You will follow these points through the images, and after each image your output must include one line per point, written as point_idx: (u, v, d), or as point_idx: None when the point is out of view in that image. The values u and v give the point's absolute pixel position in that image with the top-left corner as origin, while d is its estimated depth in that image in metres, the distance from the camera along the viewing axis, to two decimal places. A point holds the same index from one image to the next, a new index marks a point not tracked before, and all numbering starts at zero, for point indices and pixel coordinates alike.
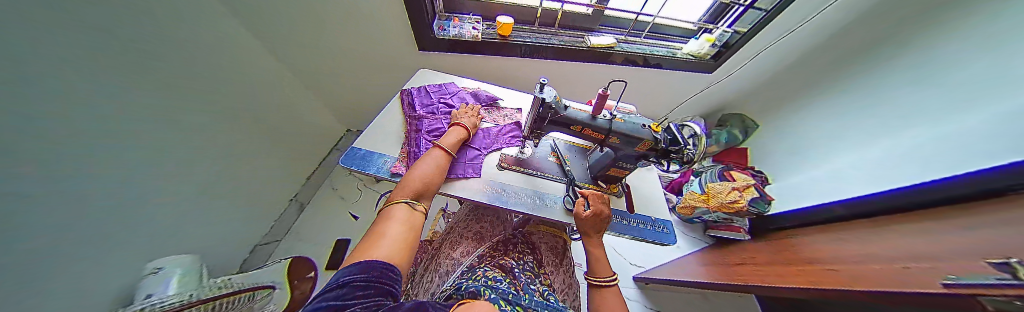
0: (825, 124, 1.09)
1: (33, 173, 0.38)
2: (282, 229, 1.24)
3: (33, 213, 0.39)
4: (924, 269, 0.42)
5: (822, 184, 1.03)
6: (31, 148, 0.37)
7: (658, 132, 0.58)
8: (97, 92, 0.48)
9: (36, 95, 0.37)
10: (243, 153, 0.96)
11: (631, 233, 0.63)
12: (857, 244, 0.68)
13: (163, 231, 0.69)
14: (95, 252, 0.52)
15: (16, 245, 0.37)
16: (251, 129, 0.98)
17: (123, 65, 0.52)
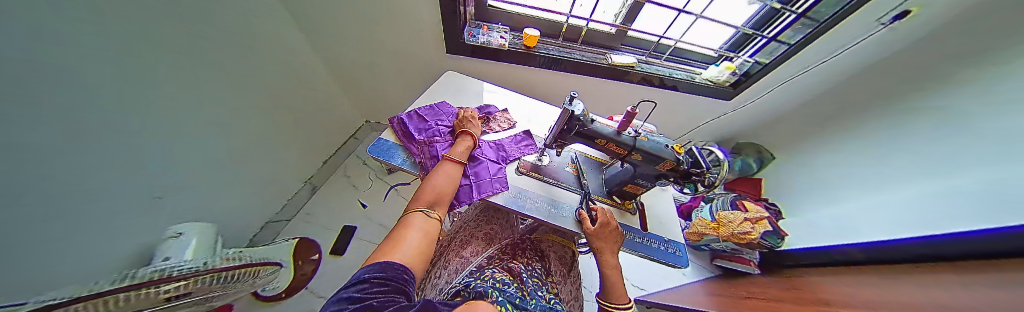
0: (853, 163, 1.06)
1: (61, 127, 0.39)
2: (293, 209, 1.27)
3: (56, 165, 0.40)
4: None
5: (847, 224, 1.00)
6: (62, 101, 0.38)
7: (681, 153, 0.58)
8: (134, 57, 0.50)
9: (71, 51, 0.38)
10: (264, 132, 0.99)
11: (645, 252, 0.62)
12: (881, 289, 0.65)
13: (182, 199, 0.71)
14: (116, 211, 0.54)
15: (35, 195, 0.38)
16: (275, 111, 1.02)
17: (162, 35, 0.54)
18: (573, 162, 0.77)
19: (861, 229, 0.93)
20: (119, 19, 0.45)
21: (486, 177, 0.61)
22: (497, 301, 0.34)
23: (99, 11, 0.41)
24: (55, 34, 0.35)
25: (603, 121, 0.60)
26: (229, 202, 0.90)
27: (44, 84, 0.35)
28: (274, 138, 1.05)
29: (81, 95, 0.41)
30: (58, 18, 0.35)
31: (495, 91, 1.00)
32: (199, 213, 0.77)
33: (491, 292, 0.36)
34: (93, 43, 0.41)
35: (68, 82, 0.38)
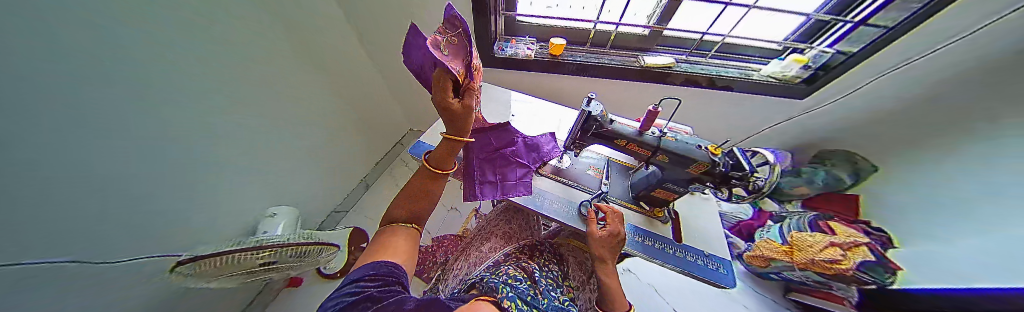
0: (1019, 173, 0.75)
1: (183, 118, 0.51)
2: (350, 202, 1.46)
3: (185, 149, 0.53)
4: None
5: (994, 258, 0.74)
6: (180, 96, 0.49)
7: (718, 155, 0.52)
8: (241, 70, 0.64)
9: (190, 58, 0.50)
10: (335, 137, 1.20)
11: (679, 265, 0.55)
12: None
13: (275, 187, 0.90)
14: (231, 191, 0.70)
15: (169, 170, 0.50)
16: (347, 122, 1.24)
17: (259, 53, 0.70)
18: (599, 167, 0.75)
19: (1003, 268, 0.70)
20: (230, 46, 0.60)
21: (513, 180, 0.60)
22: (507, 295, 0.34)
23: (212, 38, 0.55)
24: (176, 53, 0.47)
25: (625, 121, 0.58)
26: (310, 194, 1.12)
27: (174, 92, 0.47)
28: (345, 144, 1.28)
29: (207, 102, 0.56)
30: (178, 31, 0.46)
31: (522, 99, 1.05)
32: (287, 200, 0.97)
33: (503, 287, 0.36)
34: (211, 64, 0.55)
35: (195, 92, 0.52)
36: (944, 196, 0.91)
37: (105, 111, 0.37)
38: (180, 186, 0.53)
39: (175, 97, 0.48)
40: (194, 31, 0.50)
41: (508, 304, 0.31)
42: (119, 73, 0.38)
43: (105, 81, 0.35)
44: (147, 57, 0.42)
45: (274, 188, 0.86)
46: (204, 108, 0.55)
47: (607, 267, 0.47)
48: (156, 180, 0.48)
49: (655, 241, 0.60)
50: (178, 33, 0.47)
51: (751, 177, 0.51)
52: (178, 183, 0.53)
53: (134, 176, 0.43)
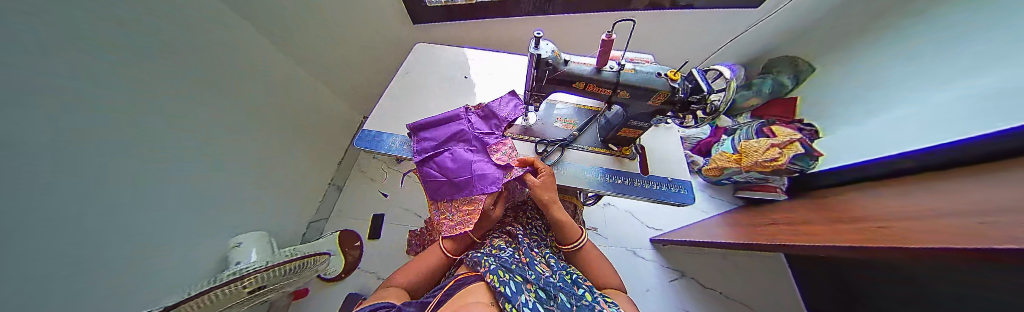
0: (899, 62, 0.97)
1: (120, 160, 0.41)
2: (327, 208, 1.33)
3: (135, 197, 0.44)
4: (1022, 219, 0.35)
5: (883, 135, 0.97)
6: (112, 135, 0.39)
7: (677, 81, 0.51)
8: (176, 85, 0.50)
9: (111, 82, 0.38)
10: (298, 141, 1.04)
11: (643, 195, 0.61)
12: (943, 196, 0.58)
13: (249, 211, 0.80)
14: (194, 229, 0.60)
15: (109, 228, 0.40)
16: (308, 123, 1.09)
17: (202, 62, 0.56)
18: (569, 117, 0.74)
19: (886, 140, 0.95)
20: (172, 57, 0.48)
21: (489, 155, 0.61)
22: (490, 270, 0.34)
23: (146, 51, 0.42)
24: (108, 83, 0.37)
25: (583, 59, 0.53)
26: (285, 207, 1.03)
27: (104, 132, 0.37)
28: (309, 148, 1.14)
29: (151, 134, 0.45)
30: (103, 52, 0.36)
31: (477, 56, 0.91)
32: (258, 223, 0.86)
33: (487, 259, 0.38)
34: (148, 85, 0.44)
35: (132, 125, 0.42)
36: (869, 88, 1.07)
37: (34, 176, 0.28)
38: (130, 237, 0.45)
39: (106, 139, 0.38)
40: (124, 49, 0.39)
41: (493, 279, 0.33)
42: (45, 127, 0.29)
43: (29, 136, 0.27)
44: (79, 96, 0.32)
45: (242, 212, 0.77)
46: (147, 142, 0.44)
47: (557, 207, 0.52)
48: (103, 239, 0.39)
49: (623, 178, 0.64)
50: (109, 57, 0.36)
51: (709, 97, 0.51)
52: (129, 235, 0.44)
53: (74, 244, 0.35)
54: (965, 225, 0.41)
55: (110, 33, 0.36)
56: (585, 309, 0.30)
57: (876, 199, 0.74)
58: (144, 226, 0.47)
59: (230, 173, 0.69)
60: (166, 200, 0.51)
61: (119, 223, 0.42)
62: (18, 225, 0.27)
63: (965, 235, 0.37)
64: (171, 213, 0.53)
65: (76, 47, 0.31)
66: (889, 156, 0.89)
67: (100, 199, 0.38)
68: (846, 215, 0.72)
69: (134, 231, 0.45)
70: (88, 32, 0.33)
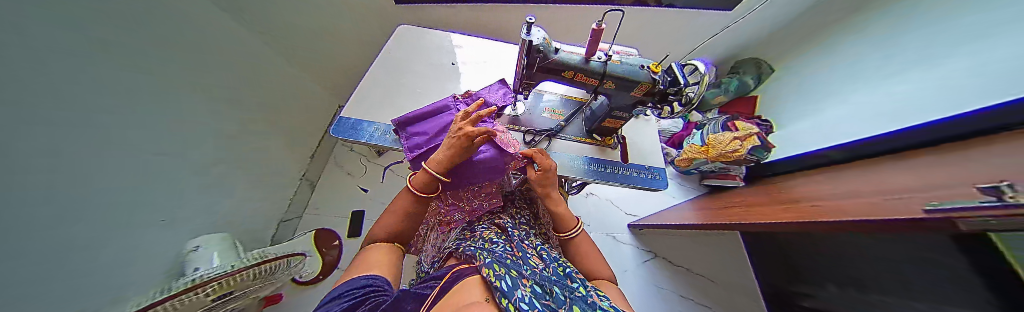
0: (846, 67, 1.16)
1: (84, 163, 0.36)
2: (301, 205, 1.24)
3: (102, 201, 0.40)
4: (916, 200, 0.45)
5: (831, 129, 1.14)
6: (79, 135, 0.35)
7: (658, 73, 0.54)
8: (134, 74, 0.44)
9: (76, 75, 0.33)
10: (270, 133, 0.95)
11: (623, 182, 0.66)
12: (863, 181, 0.70)
13: (213, 212, 0.72)
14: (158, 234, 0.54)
15: (82, 237, 0.36)
16: (281, 111, 0.99)
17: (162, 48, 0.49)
18: (557, 108, 0.75)
19: (840, 131, 1.09)
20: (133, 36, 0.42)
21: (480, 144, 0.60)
22: (487, 264, 0.33)
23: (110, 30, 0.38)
24: (80, 66, 0.33)
25: (571, 49, 0.54)
26: (255, 204, 0.94)
27: (74, 120, 0.33)
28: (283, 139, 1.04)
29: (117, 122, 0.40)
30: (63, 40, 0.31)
31: (463, 43, 0.88)
32: (224, 225, 0.78)
33: (481, 253, 0.37)
34: (108, 69, 0.39)
35: (97, 112, 0.37)
36: (827, 89, 1.23)
37: (26, 165, 0.27)
38: (101, 239, 0.40)
39: (78, 126, 0.34)
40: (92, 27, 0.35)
41: (490, 273, 0.31)
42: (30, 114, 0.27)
43: (21, 122, 0.25)
44: (57, 80, 0.30)
45: (206, 210, 0.69)
46: (109, 132, 0.39)
47: (553, 199, 0.54)
48: (74, 245, 0.35)
49: (607, 166, 0.67)
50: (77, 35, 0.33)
51: (685, 89, 0.54)
52: (99, 236, 0.40)
53: (56, 254, 0.32)
54: (878, 203, 0.49)
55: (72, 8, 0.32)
56: (583, 304, 0.26)
57: (812, 185, 0.87)
58: (111, 225, 0.42)
59: (195, 170, 0.62)
60: (132, 196, 0.46)
61: (93, 219, 0.38)
62: (14, 211, 0.26)
63: (882, 209, 0.45)
64: (138, 210, 0.47)
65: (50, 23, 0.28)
66: (840, 145, 1.04)
67: (75, 192, 0.35)
68: (792, 196, 0.83)
69: (104, 229, 0.41)
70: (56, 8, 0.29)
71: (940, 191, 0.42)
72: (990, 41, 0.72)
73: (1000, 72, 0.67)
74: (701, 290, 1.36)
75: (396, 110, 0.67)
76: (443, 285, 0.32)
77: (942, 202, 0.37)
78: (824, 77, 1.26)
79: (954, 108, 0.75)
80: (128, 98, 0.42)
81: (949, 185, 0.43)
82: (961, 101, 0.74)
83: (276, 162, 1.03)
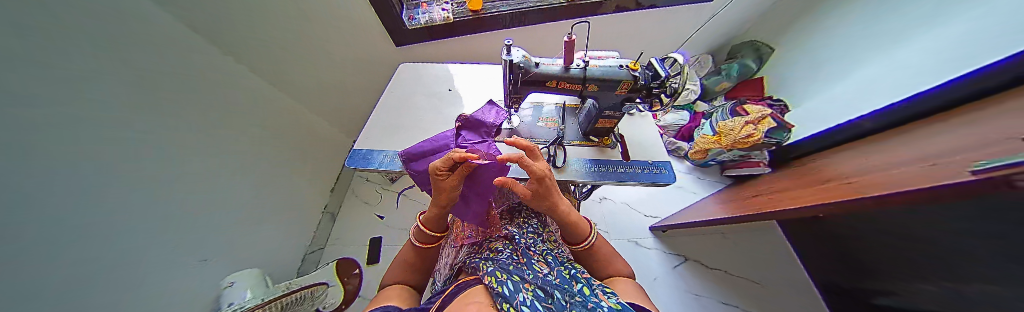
0: (840, 44, 1.18)
1: (94, 214, 0.39)
2: (323, 238, 1.30)
3: (112, 248, 0.42)
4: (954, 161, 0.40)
5: (849, 103, 1.08)
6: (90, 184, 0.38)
7: (637, 70, 0.56)
8: (155, 128, 0.48)
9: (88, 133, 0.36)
10: (289, 172, 1.02)
11: (629, 180, 0.65)
12: (900, 150, 0.63)
13: (236, 252, 0.76)
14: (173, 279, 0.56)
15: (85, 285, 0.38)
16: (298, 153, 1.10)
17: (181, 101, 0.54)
18: (551, 117, 0.78)
19: (858, 102, 1.04)
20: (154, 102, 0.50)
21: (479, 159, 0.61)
22: (490, 271, 0.34)
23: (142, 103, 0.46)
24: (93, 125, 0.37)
25: (551, 61, 0.57)
26: (276, 240, 1.00)
27: (99, 180, 0.39)
28: (301, 178, 1.14)
29: (137, 178, 0.46)
30: (79, 104, 0.35)
31: (459, 70, 0.95)
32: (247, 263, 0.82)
33: (485, 263, 0.38)
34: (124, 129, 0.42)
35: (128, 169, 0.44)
36: (832, 68, 1.21)
37: (17, 222, 0.28)
38: (116, 284, 0.44)
39: (103, 184, 0.40)
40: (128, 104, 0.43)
41: (492, 280, 0.32)
42: (47, 178, 0.31)
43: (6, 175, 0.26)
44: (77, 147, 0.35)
45: (229, 249, 0.75)
46: (134, 189, 0.46)
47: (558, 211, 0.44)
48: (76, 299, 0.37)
49: (610, 166, 0.67)
50: (107, 110, 0.39)
51: (668, 81, 0.55)
52: (112, 283, 0.43)
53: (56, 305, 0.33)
54: (917, 170, 0.44)
55: (110, 92, 0.40)
56: (583, 306, 0.26)
57: (842, 161, 0.81)
58: (125, 273, 0.46)
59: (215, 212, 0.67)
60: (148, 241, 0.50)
61: (109, 267, 0.42)
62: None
63: (920, 176, 0.40)
64: (151, 256, 0.51)
65: (77, 97, 0.34)
66: (865, 115, 0.97)
67: (91, 243, 0.39)
68: (823, 176, 0.76)
69: (120, 274, 0.45)
70: (83, 89, 0.36)
71: (981, 149, 0.37)
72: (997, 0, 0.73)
73: (1013, 26, 0.67)
74: (747, 294, 1.21)
75: (402, 137, 0.73)
76: (445, 297, 0.33)
77: (986, 160, 0.33)
78: (827, 55, 1.24)
79: (979, 60, 0.71)
80: (150, 155, 0.49)
81: (996, 140, 0.37)
82: (972, 60, 0.73)
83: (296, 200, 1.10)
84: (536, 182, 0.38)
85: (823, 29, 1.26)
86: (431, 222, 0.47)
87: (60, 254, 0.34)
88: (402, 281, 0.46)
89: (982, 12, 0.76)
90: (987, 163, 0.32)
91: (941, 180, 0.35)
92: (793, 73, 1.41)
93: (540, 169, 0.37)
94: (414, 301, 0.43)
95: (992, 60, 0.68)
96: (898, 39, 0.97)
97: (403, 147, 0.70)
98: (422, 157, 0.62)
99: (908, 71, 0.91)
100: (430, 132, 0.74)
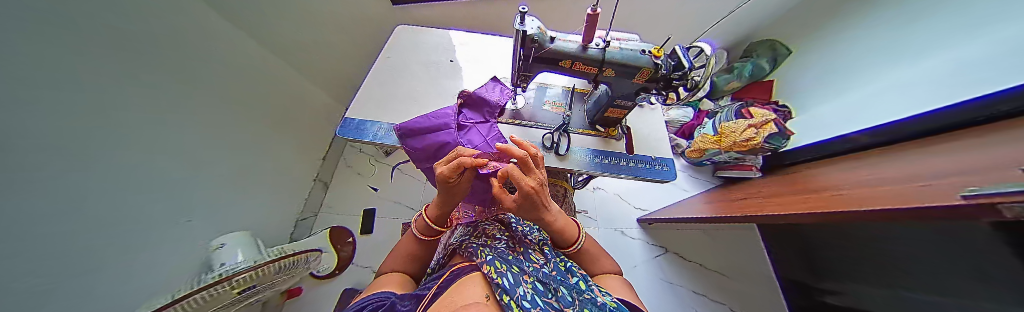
0: (849, 55, 1.15)
1: (67, 172, 0.37)
2: (315, 205, 1.30)
3: (84, 206, 0.40)
4: (940, 184, 0.41)
5: (847, 117, 1.09)
6: (59, 140, 0.35)
7: (660, 57, 0.52)
8: (111, 79, 0.43)
9: (53, 84, 0.33)
10: (270, 135, 0.97)
11: (628, 174, 0.64)
12: (891, 167, 0.64)
13: (215, 216, 0.74)
14: (150, 241, 0.55)
15: (64, 242, 0.37)
16: (286, 116, 1.05)
17: (140, 52, 0.48)
18: (558, 101, 0.75)
19: (874, 110, 0.99)
20: (120, 48, 0.44)
21: (479, 142, 0.60)
22: (487, 261, 0.34)
23: (100, 46, 0.40)
24: (56, 76, 0.34)
25: (569, 38, 0.53)
26: (265, 205, 0.99)
27: (65, 130, 0.36)
28: (290, 142, 1.09)
29: (107, 131, 0.43)
30: (41, 51, 0.31)
31: (463, 40, 0.87)
32: (233, 227, 0.82)
33: (482, 250, 0.38)
34: (86, 77, 0.39)
35: (91, 121, 0.40)
36: (837, 79, 1.19)
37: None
38: (95, 236, 0.43)
39: (70, 135, 0.37)
40: (83, 44, 0.38)
41: (491, 270, 0.32)
42: (19, 124, 0.29)
43: None
44: (44, 93, 0.32)
45: (212, 211, 0.73)
46: (102, 143, 0.42)
47: (541, 221, 0.41)
48: (58, 256, 0.36)
49: (612, 158, 0.66)
50: (65, 52, 0.35)
51: (689, 74, 0.52)
52: (92, 238, 0.42)
53: (35, 260, 0.33)
54: (907, 190, 0.45)
55: (66, 32, 0.35)
56: (588, 303, 0.26)
57: (833, 172, 0.83)
58: (106, 228, 0.44)
59: (189, 176, 0.64)
60: (127, 198, 0.48)
61: (84, 220, 0.41)
62: None
63: (908, 197, 0.41)
64: (132, 213, 0.50)
65: (34, 38, 0.30)
66: (863, 130, 0.98)
67: (66, 197, 0.37)
68: (812, 186, 0.79)
69: (96, 229, 0.43)
70: (43, 31, 0.32)
71: (978, 173, 0.37)
72: (988, 30, 0.71)
73: (999, 60, 0.66)
74: (715, 285, 1.32)
75: (397, 109, 0.68)
76: (442, 283, 0.33)
77: (981, 187, 0.31)
78: (855, 52, 1.11)
79: (1001, 79, 0.65)
80: (117, 107, 0.44)
81: (995, 167, 0.37)
82: (964, 89, 0.73)
83: (284, 165, 1.07)
84: (523, 197, 0.35)
85: (858, 20, 1.12)
86: (439, 219, 0.46)
87: (35, 207, 0.32)
88: (402, 269, 0.46)
89: (971, 41, 0.75)
90: (977, 190, 0.31)
91: (926, 202, 0.35)
92: (817, 69, 1.30)
93: (528, 185, 0.34)
94: (411, 286, 0.44)
95: (984, 91, 0.68)
96: (929, 43, 0.86)
97: (398, 121, 0.66)
98: (419, 133, 0.59)
99: (905, 93, 0.90)
100: (427, 107, 0.69)
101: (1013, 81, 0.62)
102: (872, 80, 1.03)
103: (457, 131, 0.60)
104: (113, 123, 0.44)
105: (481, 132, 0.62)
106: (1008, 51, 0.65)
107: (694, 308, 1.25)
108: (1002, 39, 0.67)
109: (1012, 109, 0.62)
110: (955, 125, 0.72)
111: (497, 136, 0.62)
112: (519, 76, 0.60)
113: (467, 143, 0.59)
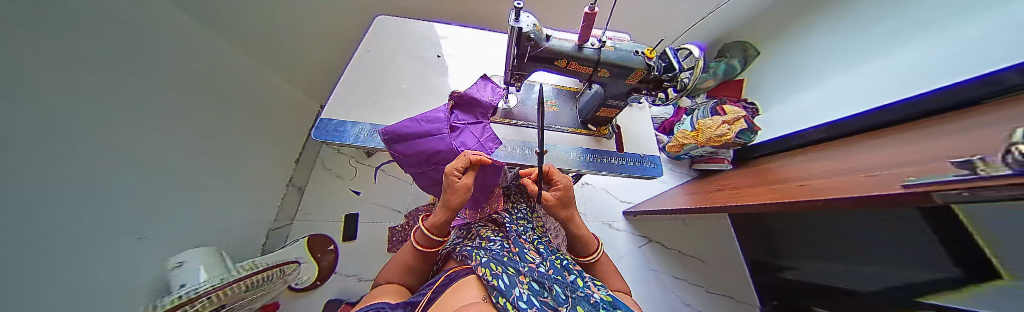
0: (813, 55, 1.24)
1: (29, 194, 0.33)
2: (289, 212, 1.20)
3: (47, 229, 0.36)
4: (877, 176, 0.47)
5: (810, 111, 1.19)
6: (23, 156, 0.32)
7: (652, 59, 0.53)
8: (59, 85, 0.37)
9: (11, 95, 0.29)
10: (235, 139, 0.87)
11: (618, 172, 0.66)
12: (839, 160, 0.73)
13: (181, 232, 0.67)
14: (113, 264, 0.49)
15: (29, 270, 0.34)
16: (251, 116, 0.94)
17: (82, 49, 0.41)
18: (549, 99, 0.75)
19: (835, 104, 1.08)
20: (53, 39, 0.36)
21: (473, 143, 0.58)
22: (483, 263, 0.33)
23: (45, 46, 0.35)
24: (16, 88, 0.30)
25: (562, 36, 0.52)
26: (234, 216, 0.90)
27: (26, 150, 0.31)
28: (258, 145, 0.99)
29: (62, 145, 0.38)
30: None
31: (448, 34, 0.83)
32: (199, 243, 0.74)
33: (477, 252, 0.37)
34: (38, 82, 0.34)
35: (48, 135, 0.36)
36: (802, 78, 1.30)
37: None
38: (57, 262, 0.38)
39: (28, 150, 0.32)
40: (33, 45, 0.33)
41: (486, 273, 0.31)
42: None
43: None
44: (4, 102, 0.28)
45: (177, 226, 0.66)
46: (55, 154, 0.37)
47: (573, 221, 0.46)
48: (27, 286, 0.33)
49: (603, 157, 0.67)
50: (18, 57, 0.31)
51: (679, 75, 0.53)
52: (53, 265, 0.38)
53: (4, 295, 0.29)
54: (857, 179, 0.51)
55: (18, 31, 0.30)
56: (582, 300, 0.27)
57: (793, 164, 0.93)
58: (67, 251, 0.40)
59: (152, 190, 0.57)
60: (85, 215, 0.43)
61: (45, 244, 0.36)
62: None
63: (853, 187, 0.47)
64: (87, 231, 0.44)
65: None
66: (828, 122, 1.06)
67: (29, 219, 0.33)
68: (777, 177, 0.86)
69: (57, 255, 0.38)
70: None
71: (910, 165, 0.43)
72: (933, 29, 0.79)
73: (954, 54, 0.73)
74: (691, 269, 1.42)
75: (382, 109, 0.64)
76: (437, 289, 0.32)
77: (917, 176, 0.35)
78: (817, 51, 1.22)
79: (945, 77, 0.73)
80: (69, 118, 0.39)
81: (919, 160, 0.44)
82: (916, 83, 0.81)
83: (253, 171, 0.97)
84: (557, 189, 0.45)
85: (816, 23, 1.22)
86: (437, 227, 0.43)
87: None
88: (399, 280, 0.43)
89: (921, 40, 0.82)
90: (914, 178, 0.35)
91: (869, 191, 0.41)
92: (786, 68, 1.39)
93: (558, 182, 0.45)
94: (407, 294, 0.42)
95: (936, 85, 0.74)
96: (881, 43, 0.95)
97: (384, 121, 0.62)
98: (408, 138, 0.55)
99: (862, 87, 0.99)
100: (416, 106, 0.66)
101: (963, 75, 0.69)
102: (834, 76, 1.13)
103: (450, 134, 0.57)
104: (65, 135, 0.38)
105: (474, 134, 0.59)
106: (960, 47, 0.71)
107: (674, 292, 1.34)
108: (956, 34, 0.73)
109: (953, 101, 0.69)
110: (904, 118, 0.80)
111: (495, 137, 0.60)
112: (511, 76, 0.59)
113: (460, 146, 0.56)
